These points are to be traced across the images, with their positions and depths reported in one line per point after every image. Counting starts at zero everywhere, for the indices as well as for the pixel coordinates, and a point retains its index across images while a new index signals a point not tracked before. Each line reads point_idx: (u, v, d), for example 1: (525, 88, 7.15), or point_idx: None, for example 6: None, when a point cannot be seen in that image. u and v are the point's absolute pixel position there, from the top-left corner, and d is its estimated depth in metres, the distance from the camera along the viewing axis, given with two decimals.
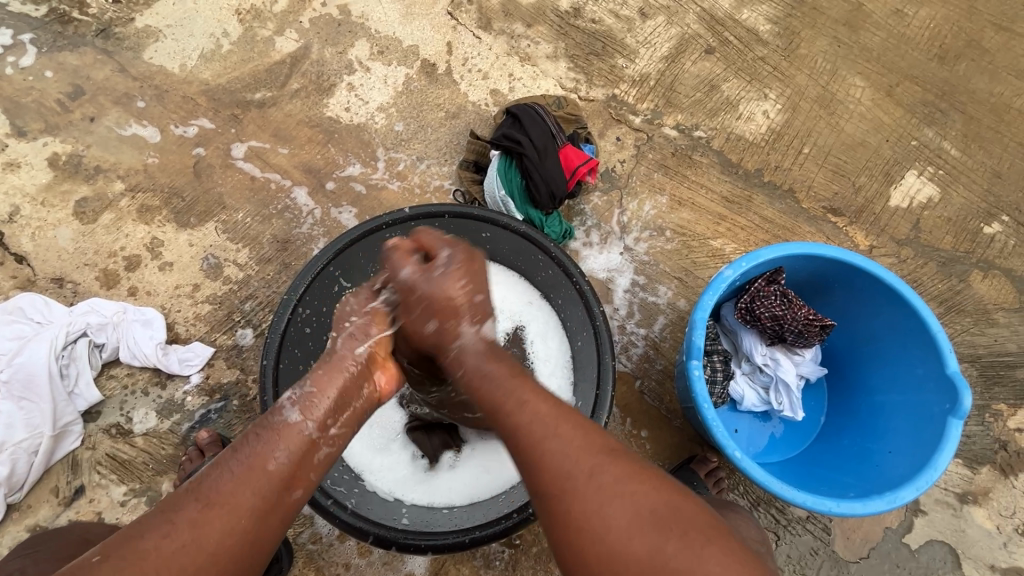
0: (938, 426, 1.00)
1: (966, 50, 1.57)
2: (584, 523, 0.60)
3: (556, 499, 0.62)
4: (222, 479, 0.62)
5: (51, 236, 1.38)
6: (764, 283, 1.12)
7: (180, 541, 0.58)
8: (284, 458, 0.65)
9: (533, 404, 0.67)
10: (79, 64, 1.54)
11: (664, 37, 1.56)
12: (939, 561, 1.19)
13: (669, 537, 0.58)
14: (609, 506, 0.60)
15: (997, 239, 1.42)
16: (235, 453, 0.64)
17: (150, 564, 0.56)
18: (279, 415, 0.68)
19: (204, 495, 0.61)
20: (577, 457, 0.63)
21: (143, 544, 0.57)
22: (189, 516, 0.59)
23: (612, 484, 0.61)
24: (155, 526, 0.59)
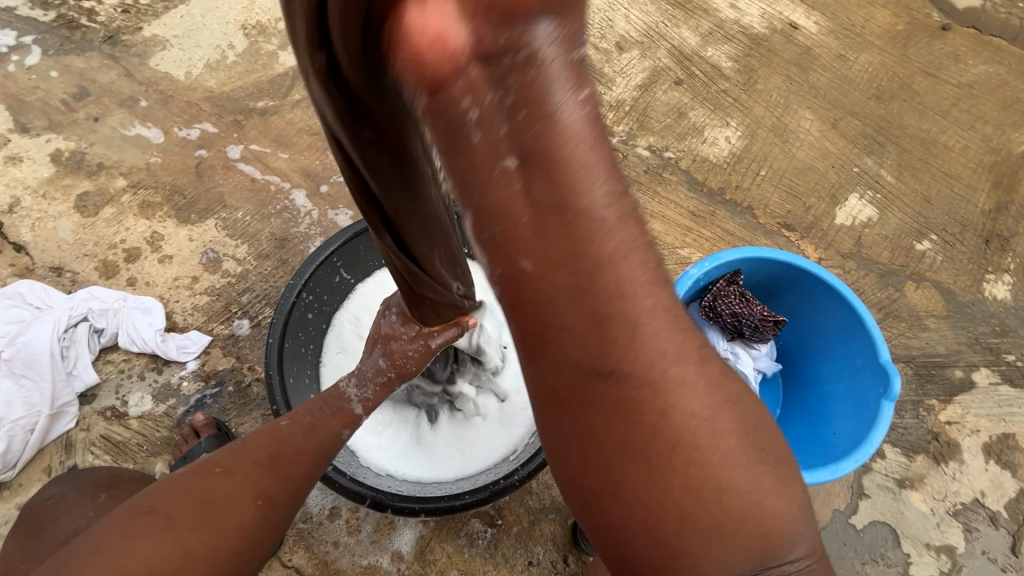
0: (873, 408, 1.13)
1: (899, 91, 1.79)
2: (683, 441, 0.37)
3: (646, 394, 0.37)
4: (300, 436, 0.85)
5: (50, 227, 1.42)
6: (724, 283, 1.25)
7: (281, 471, 0.79)
8: (348, 433, 0.91)
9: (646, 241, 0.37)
10: (85, 67, 1.61)
11: (638, 68, 1.74)
12: (881, 540, 1.31)
13: (768, 467, 0.40)
14: (719, 425, 0.38)
15: (927, 255, 1.61)
16: (311, 422, 0.88)
17: (258, 481, 0.76)
18: (345, 403, 0.93)
19: (285, 446, 0.83)
20: (687, 336, 0.39)
21: (252, 466, 0.77)
22: (284, 454, 0.81)
23: (723, 389, 0.39)
24: (260, 457, 0.79)
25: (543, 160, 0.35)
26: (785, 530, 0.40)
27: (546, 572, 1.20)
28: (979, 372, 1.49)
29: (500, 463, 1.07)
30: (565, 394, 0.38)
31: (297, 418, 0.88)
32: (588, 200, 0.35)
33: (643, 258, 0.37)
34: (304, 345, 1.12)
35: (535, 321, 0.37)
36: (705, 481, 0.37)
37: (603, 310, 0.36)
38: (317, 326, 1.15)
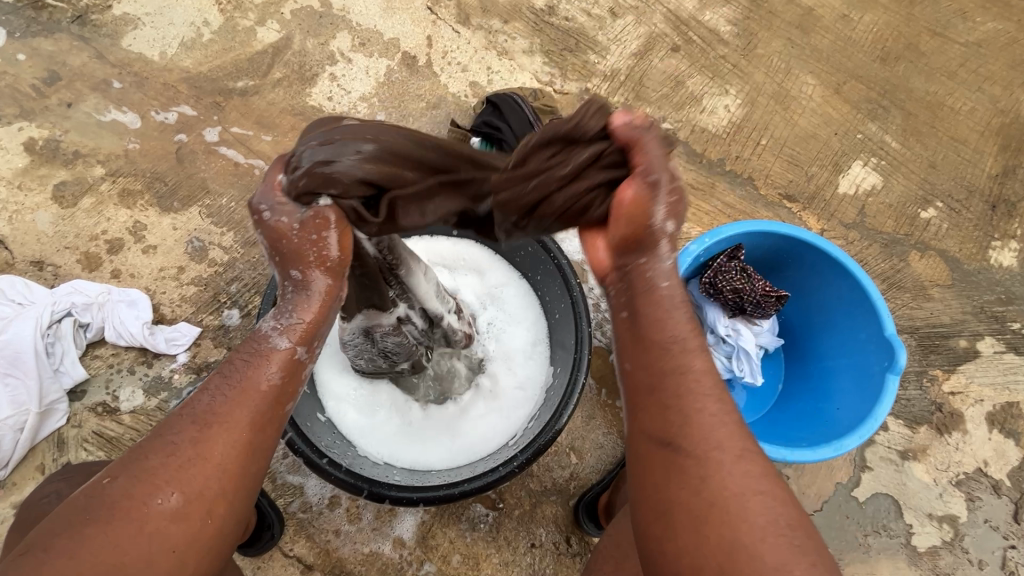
0: (878, 382, 1.11)
1: (905, 53, 1.72)
2: (719, 500, 0.54)
3: (696, 462, 0.56)
4: (215, 399, 0.60)
5: (29, 220, 1.38)
6: (725, 259, 1.22)
7: (186, 457, 0.57)
8: (277, 378, 0.62)
9: (708, 370, 0.60)
10: (55, 50, 1.53)
11: (633, 35, 1.66)
12: (883, 512, 1.31)
13: (801, 561, 0.51)
14: (751, 499, 0.54)
15: (932, 223, 1.57)
16: (225, 377, 0.62)
17: (159, 478, 0.56)
18: (266, 341, 0.63)
19: (200, 416, 0.59)
20: (730, 435, 0.57)
21: (147, 462, 0.56)
22: (187, 436, 0.58)
23: (759, 480, 0.55)
24: (155, 447, 0.57)
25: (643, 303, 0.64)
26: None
27: (549, 553, 1.20)
28: (984, 341, 1.46)
29: (498, 450, 1.05)
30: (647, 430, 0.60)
31: (217, 376, 0.62)
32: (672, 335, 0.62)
33: (703, 382, 0.60)
34: None
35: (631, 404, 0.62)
36: (733, 541, 0.52)
37: (668, 400, 0.59)
38: None
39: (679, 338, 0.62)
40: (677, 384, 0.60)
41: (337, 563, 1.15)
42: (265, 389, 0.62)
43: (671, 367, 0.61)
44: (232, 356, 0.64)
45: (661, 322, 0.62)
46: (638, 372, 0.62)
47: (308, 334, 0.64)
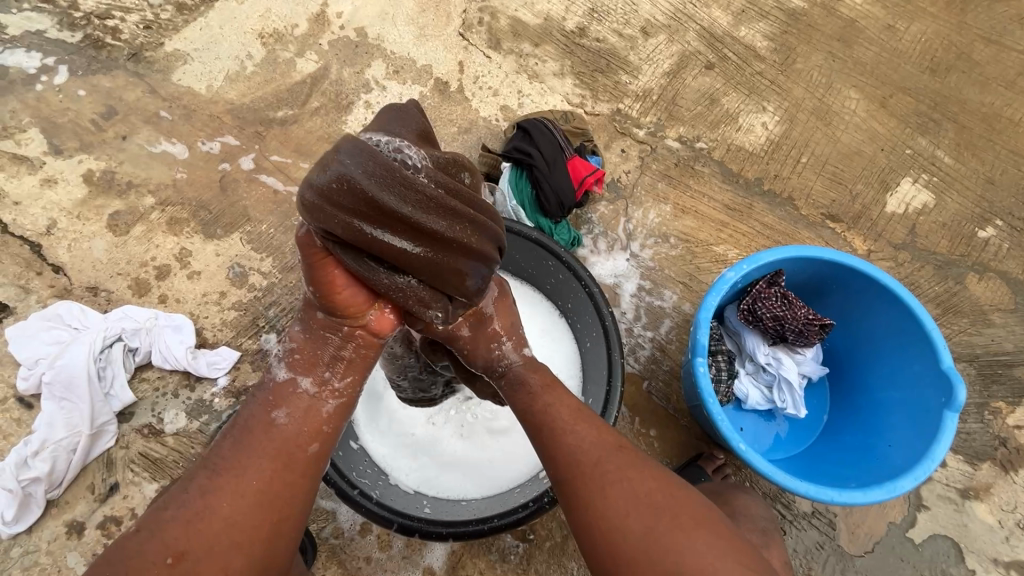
0: (935, 419, 1.05)
1: (957, 62, 1.63)
2: (591, 503, 0.72)
3: (568, 485, 0.74)
4: (229, 446, 0.70)
5: (86, 248, 1.46)
6: (765, 285, 1.18)
7: (197, 509, 0.65)
8: (285, 417, 0.72)
9: (562, 413, 0.78)
10: (112, 86, 1.62)
11: (665, 54, 1.64)
12: (942, 555, 1.23)
13: (662, 518, 0.70)
14: (612, 490, 0.72)
15: (992, 243, 1.47)
16: (242, 422, 0.72)
17: (174, 531, 0.64)
18: (278, 380, 0.74)
19: (213, 464, 0.68)
20: (585, 450, 0.75)
21: (166, 514, 0.65)
22: (201, 486, 0.67)
23: (616, 473, 0.73)
24: (175, 499, 0.66)
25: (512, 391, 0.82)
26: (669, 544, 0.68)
27: None
28: None
29: (531, 481, 1.03)
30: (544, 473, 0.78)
31: (233, 425, 0.72)
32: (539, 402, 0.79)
33: (561, 415, 0.78)
34: None
35: None
36: (610, 529, 0.70)
37: (545, 450, 0.77)
38: None
39: (528, 409, 0.79)
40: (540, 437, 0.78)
41: None
42: (274, 431, 0.71)
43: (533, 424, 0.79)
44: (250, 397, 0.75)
45: (517, 398, 0.81)
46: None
47: (301, 361, 0.75)
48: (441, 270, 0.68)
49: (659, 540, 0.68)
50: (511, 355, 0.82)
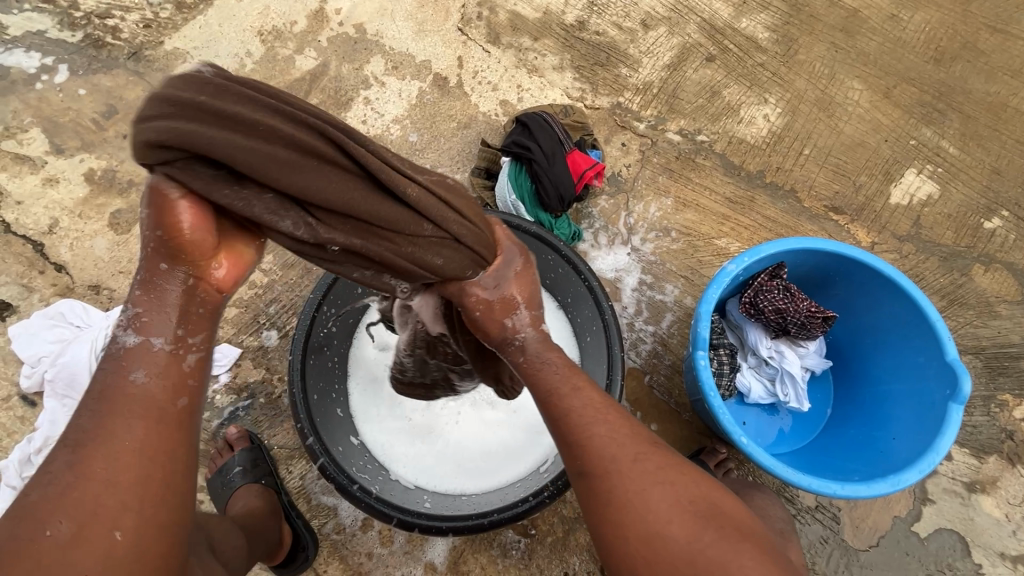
0: (940, 412, 1.03)
1: (962, 52, 1.61)
2: (628, 502, 0.66)
3: (601, 480, 0.68)
4: (86, 418, 0.60)
5: (88, 246, 1.46)
6: (766, 278, 1.17)
7: (66, 482, 0.57)
8: (144, 376, 0.62)
9: (587, 405, 0.72)
10: (113, 85, 1.62)
11: (666, 47, 1.63)
12: (948, 549, 1.21)
13: (708, 528, 0.63)
14: (653, 493, 0.66)
15: (998, 234, 1.46)
16: (93, 390, 0.61)
17: (44, 508, 0.55)
18: (123, 347, 0.62)
19: (72, 439, 0.59)
20: (620, 446, 0.69)
21: (27, 498, 0.56)
22: (64, 461, 0.58)
23: (657, 473, 0.67)
24: (34, 482, 0.57)
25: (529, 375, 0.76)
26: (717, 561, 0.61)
27: None
28: None
29: (530, 475, 1.03)
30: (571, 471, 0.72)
31: (81, 398, 0.62)
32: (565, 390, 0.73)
33: (587, 411, 0.71)
34: (330, 359, 1.09)
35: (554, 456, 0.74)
36: (648, 533, 0.64)
37: (569, 442, 0.71)
38: (342, 336, 1.12)
39: (554, 390, 0.73)
40: (567, 424, 0.71)
41: None
42: (135, 391, 0.61)
43: (559, 410, 0.72)
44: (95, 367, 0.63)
45: (537, 380, 0.75)
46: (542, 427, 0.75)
47: (156, 324, 0.63)
48: (247, 155, 0.57)
49: (707, 554, 0.61)
50: (525, 330, 0.76)
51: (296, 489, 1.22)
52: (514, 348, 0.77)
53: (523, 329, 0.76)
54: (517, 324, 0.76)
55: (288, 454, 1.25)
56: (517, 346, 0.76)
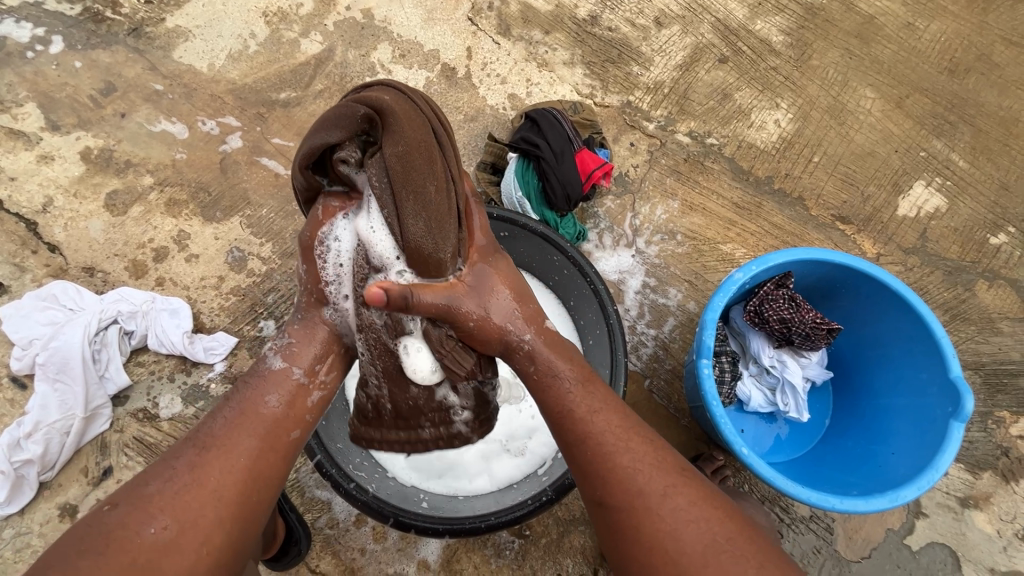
0: (940, 428, 1.04)
1: (976, 64, 1.59)
2: (658, 543, 0.69)
3: (629, 516, 0.71)
4: (216, 423, 0.73)
5: (83, 227, 1.43)
6: (772, 287, 1.16)
7: (181, 481, 0.67)
8: (277, 401, 0.76)
9: (604, 430, 0.76)
10: (111, 62, 1.58)
11: (679, 46, 1.60)
12: (939, 563, 1.22)
13: (745, 570, 0.66)
14: (685, 532, 0.69)
15: (1003, 250, 1.45)
16: (230, 403, 0.75)
17: (155, 507, 0.65)
18: (263, 363, 0.79)
19: (201, 441, 0.71)
20: (649, 480, 0.72)
21: (146, 490, 0.66)
22: (187, 461, 0.69)
23: (687, 511, 0.70)
24: (156, 475, 0.68)
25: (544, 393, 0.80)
26: None
27: None
28: None
29: (529, 479, 1.04)
30: (594, 503, 0.75)
31: (217, 406, 0.75)
32: (579, 410, 0.77)
33: (605, 442, 0.75)
34: None
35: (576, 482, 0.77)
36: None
37: (589, 471, 0.75)
38: None
39: (570, 409, 0.77)
40: (586, 450, 0.75)
41: None
42: (266, 413, 0.75)
43: (574, 436, 0.76)
44: (238, 384, 0.78)
45: (552, 394, 0.79)
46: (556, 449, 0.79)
47: (299, 355, 0.80)
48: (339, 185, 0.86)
49: None
50: (528, 333, 0.82)
51: (289, 482, 1.21)
52: (524, 356, 0.81)
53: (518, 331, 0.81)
54: (518, 327, 0.81)
55: None
56: (526, 353, 0.81)
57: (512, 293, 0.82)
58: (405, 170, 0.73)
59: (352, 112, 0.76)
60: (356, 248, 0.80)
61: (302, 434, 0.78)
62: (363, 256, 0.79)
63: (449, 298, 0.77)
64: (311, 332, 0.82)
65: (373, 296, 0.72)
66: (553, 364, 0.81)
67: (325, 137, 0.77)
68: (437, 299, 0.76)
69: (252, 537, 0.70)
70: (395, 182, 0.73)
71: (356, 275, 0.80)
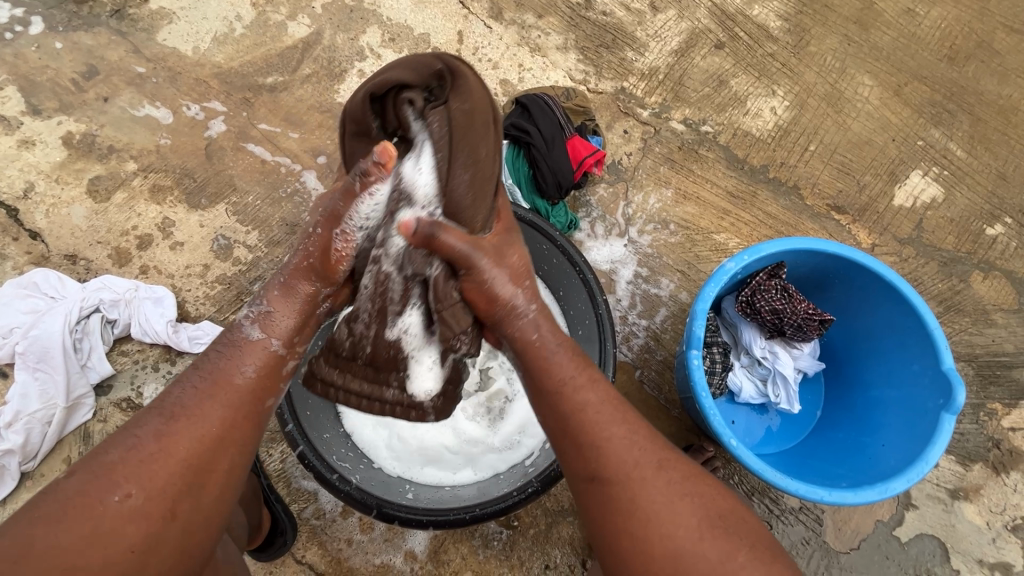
0: (932, 421, 1.02)
1: (976, 51, 1.57)
2: (653, 516, 0.68)
3: (624, 488, 0.69)
4: (186, 393, 0.70)
5: (65, 214, 1.41)
6: (765, 277, 1.14)
7: (147, 451, 0.65)
8: (252, 371, 0.73)
9: (601, 401, 0.74)
10: (93, 44, 1.54)
11: (674, 31, 1.57)
12: (928, 554, 1.22)
13: (739, 547, 0.67)
14: (681, 506, 0.69)
15: (1000, 241, 1.44)
16: (201, 371, 0.72)
17: (119, 474, 0.63)
18: (239, 331, 0.75)
19: (168, 410, 0.68)
20: (644, 454, 0.72)
21: (109, 457, 0.64)
22: (153, 429, 0.66)
23: (683, 486, 0.71)
24: (118, 442, 0.65)
25: (541, 368, 0.75)
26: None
27: None
28: None
29: (515, 469, 1.03)
30: (584, 476, 0.72)
31: (186, 372, 0.72)
32: (579, 380, 0.75)
33: (602, 412, 0.73)
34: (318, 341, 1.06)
35: (565, 455, 0.74)
36: (676, 550, 0.66)
37: (583, 441, 0.72)
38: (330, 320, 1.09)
39: (570, 380, 0.75)
40: (582, 422, 0.72)
41: (348, 572, 1.15)
42: (239, 382, 0.72)
43: (571, 406, 0.73)
44: (210, 349, 0.75)
45: (550, 370, 0.75)
46: (547, 420, 0.76)
47: (276, 326, 0.75)
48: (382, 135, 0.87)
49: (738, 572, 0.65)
50: (532, 304, 0.77)
51: (275, 472, 1.20)
52: (523, 329, 0.76)
53: (523, 304, 0.76)
54: (523, 300, 0.76)
55: (268, 437, 1.22)
56: (527, 325, 0.76)
57: (520, 265, 0.78)
58: (467, 125, 0.77)
59: (428, 65, 0.82)
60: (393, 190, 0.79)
61: (275, 402, 0.76)
62: (396, 192, 0.78)
63: (471, 246, 0.73)
64: (288, 297, 0.77)
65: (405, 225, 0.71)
66: (548, 341, 0.76)
67: (399, 80, 0.82)
68: (461, 244, 0.72)
69: (223, 503, 0.70)
70: (456, 132, 0.77)
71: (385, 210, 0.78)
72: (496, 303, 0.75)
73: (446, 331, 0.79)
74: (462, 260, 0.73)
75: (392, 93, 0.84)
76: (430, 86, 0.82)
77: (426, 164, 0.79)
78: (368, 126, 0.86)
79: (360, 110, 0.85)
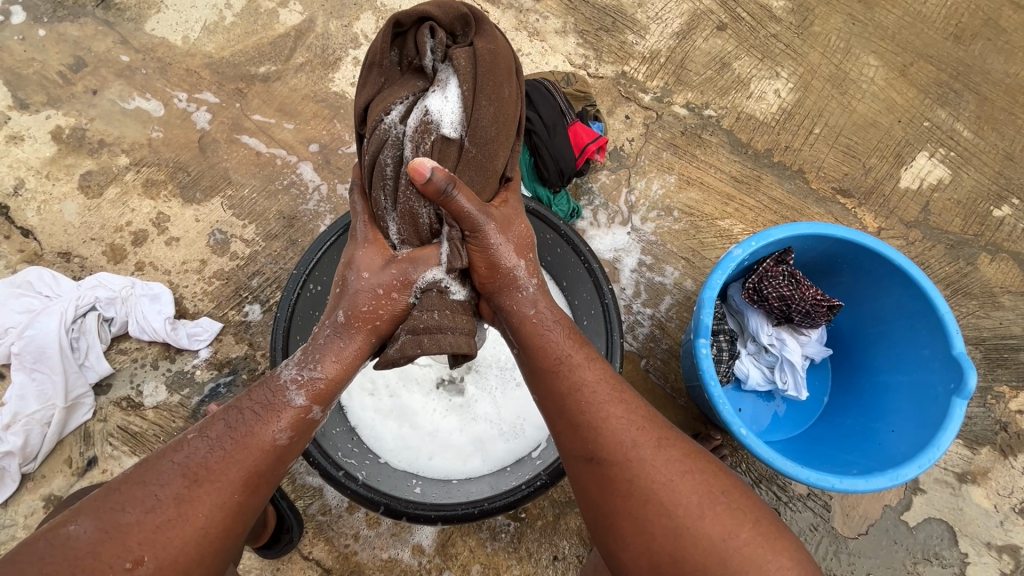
0: (941, 406, 1.02)
1: (983, 29, 1.53)
2: (652, 496, 0.67)
3: (623, 468, 0.69)
4: (212, 453, 0.68)
5: (57, 210, 1.38)
6: (772, 263, 1.12)
7: (166, 516, 0.63)
8: (285, 437, 0.72)
9: (598, 379, 0.75)
10: (80, 35, 1.50)
11: (675, 13, 1.53)
12: (936, 538, 1.22)
13: (742, 524, 0.65)
14: (680, 484, 0.68)
15: (1007, 222, 1.42)
16: (232, 429, 0.70)
17: (134, 539, 0.62)
18: (282, 394, 0.74)
19: (192, 471, 0.66)
20: (642, 432, 0.71)
21: (125, 518, 0.62)
22: (174, 492, 0.65)
23: (682, 463, 0.70)
24: (136, 501, 0.63)
25: (537, 345, 0.78)
26: (756, 558, 0.63)
27: (571, 566, 1.16)
28: None
29: (522, 462, 1.02)
30: (583, 458, 0.72)
31: (214, 426, 0.70)
32: (576, 359, 0.77)
33: (599, 391, 0.74)
34: None
35: (563, 439, 0.74)
36: (675, 528, 0.65)
37: (581, 422, 0.72)
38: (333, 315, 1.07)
39: (565, 357, 0.77)
40: (577, 401, 0.73)
41: (356, 567, 1.15)
42: (271, 451, 0.71)
43: (569, 385, 0.75)
44: (243, 405, 0.73)
45: (546, 347, 0.78)
46: (548, 403, 0.76)
47: (321, 395, 0.75)
48: (390, 71, 0.82)
49: (741, 548, 0.64)
50: (531, 283, 0.82)
51: None
52: (521, 304, 0.81)
53: (524, 278, 0.81)
54: (522, 276, 0.81)
55: None
56: (522, 301, 0.81)
57: (523, 238, 0.83)
58: (491, 66, 0.78)
59: (454, 6, 0.80)
60: (420, 131, 0.78)
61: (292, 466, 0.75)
62: (426, 128, 0.78)
63: (479, 211, 0.76)
64: (342, 362, 0.77)
65: (418, 170, 0.69)
66: (544, 317, 0.80)
67: (423, 9, 0.79)
68: (471, 205, 0.75)
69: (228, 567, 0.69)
70: (481, 69, 0.77)
71: (414, 145, 0.78)
72: (494, 276, 0.80)
73: (459, 260, 0.78)
74: (469, 222, 0.76)
75: (415, 25, 0.80)
76: (453, 32, 0.81)
77: (454, 96, 0.78)
78: (385, 55, 0.81)
79: (378, 45, 0.81)
